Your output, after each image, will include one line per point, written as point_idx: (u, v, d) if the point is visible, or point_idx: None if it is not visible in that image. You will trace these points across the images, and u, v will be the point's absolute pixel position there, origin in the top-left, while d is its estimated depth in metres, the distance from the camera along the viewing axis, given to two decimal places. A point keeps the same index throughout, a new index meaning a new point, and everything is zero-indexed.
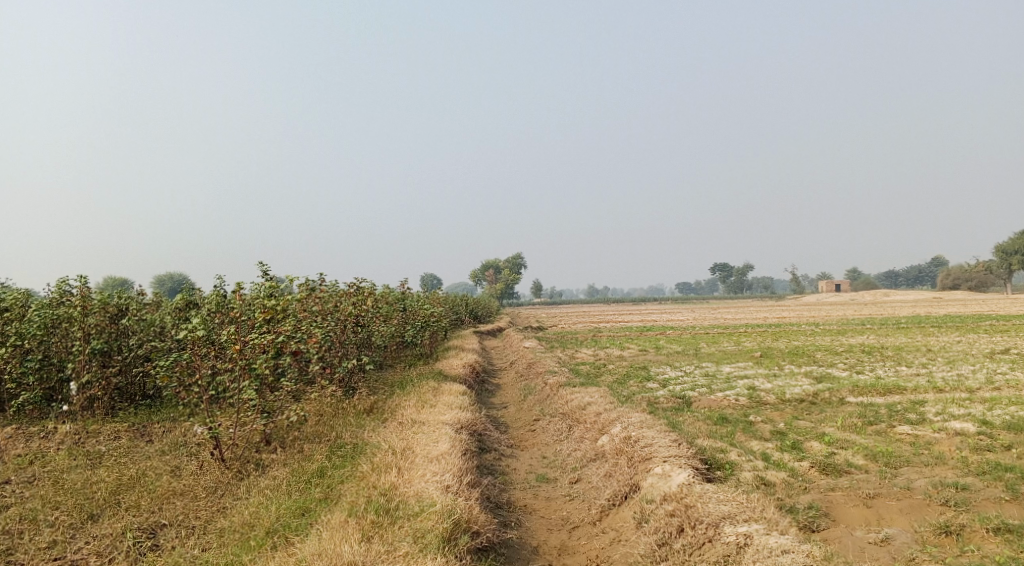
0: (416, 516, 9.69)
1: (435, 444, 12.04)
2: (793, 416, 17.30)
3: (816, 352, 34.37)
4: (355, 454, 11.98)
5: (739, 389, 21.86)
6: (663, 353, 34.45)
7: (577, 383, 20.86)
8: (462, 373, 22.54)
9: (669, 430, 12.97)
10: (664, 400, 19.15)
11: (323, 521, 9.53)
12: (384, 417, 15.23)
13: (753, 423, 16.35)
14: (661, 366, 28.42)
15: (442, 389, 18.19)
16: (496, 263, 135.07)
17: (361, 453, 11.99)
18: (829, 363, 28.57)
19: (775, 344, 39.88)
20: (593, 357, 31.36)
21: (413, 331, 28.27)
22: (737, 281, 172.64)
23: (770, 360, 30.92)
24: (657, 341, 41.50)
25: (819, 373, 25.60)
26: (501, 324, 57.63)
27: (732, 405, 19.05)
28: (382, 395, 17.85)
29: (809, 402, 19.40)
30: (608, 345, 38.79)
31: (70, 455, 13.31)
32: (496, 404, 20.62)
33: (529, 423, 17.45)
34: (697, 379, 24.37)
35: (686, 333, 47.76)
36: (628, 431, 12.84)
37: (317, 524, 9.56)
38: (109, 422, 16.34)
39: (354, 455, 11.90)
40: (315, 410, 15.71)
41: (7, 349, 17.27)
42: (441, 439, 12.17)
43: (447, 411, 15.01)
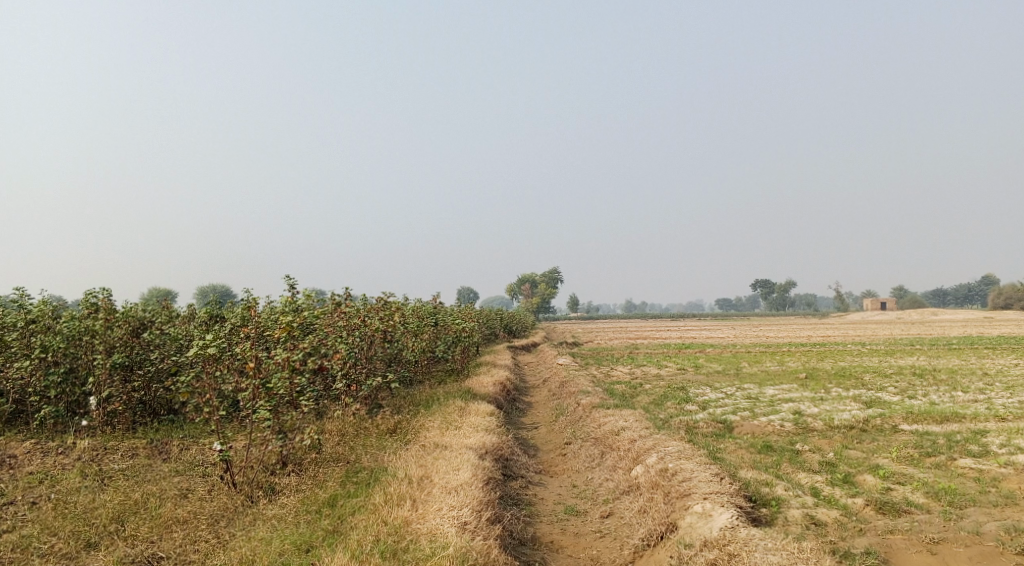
0: (427, 560, 8.98)
1: (457, 472, 11.30)
2: (843, 444, 16.17)
3: (864, 374, 32.84)
4: (371, 482, 11.30)
5: (783, 414, 20.72)
6: (703, 372, 33.31)
7: (612, 404, 19.95)
8: (493, 392, 21.81)
9: (709, 462, 12.04)
10: (703, 426, 18.17)
11: (326, 563, 8.88)
12: (407, 439, 14.55)
13: (800, 452, 15.30)
14: (700, 387, 27.31)
15: (470, 409, 17.44)
16: (533, 277, 134.53)
17: (377, 480, 11.31)
18: (879, 387, 27.12)
19: (820, 365, 38.36)
20: (629, 376, 30.42)
21: (445, 347, 27.59)
22: (779, 299, 169.45)
23: (815, 382, 29.57)
24: (696, 360, 40.35)
25: (868, 397, 24.27)
26: (536, 339, 56.76)
27: (777, 432, 17.97)
28: (407, 415, 17.15)
29: (859, 429, 18.23)
30: (646, 363, 37.70)
31: (83, 473, 12.88)
32: (527, 425, 19.84)
33: (560, 447, 16.62)
34: (739, 402, 23.28)
35: (727, 352, 46.38)
36: (664, 462, 11.95)
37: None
38: (128, 438, 15.92)
39: (370, 483, 11.23)
40: (336, 430, 15.07)
41: (30, 362, 17.02)
42: (463, 466, 11.43)
43: (473, 434, 14.27)
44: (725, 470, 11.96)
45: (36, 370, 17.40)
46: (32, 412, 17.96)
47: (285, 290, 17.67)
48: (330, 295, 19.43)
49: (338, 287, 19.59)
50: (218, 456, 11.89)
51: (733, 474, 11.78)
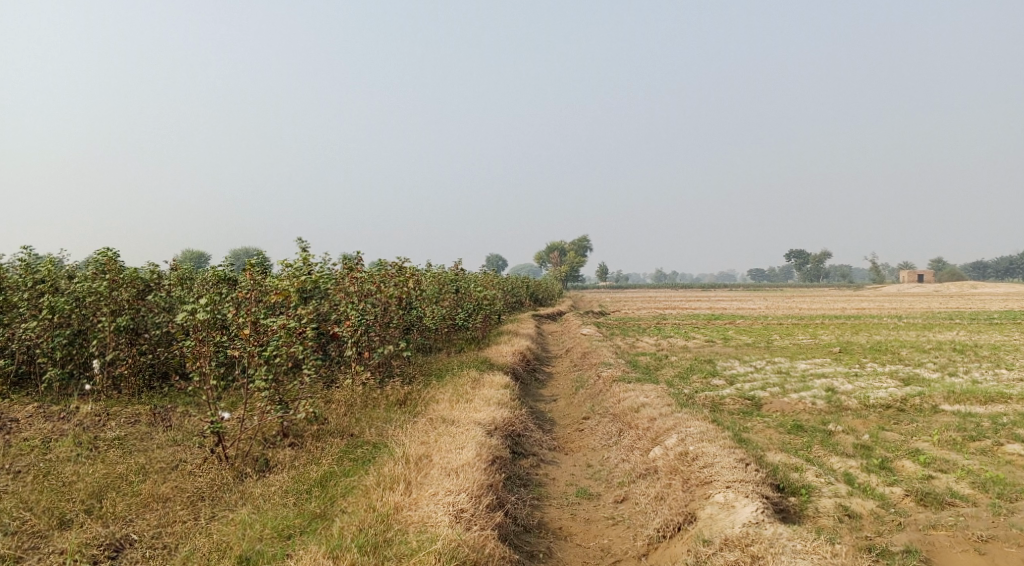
0: (411, 557, 8.45)
1: (461, 452, 10.62)
2: (879, 426, 15.16)
3: (901, 349, 31.44)
4: (368, 461, 10.68)
5: (815, 391, 19.68)
6: (732, 344, 32.28)
7: (634, 377, 19.06)
8: (511, 362, 21.10)
9: (735, 445, 11.19)
10: (730, 402, 17.31)
11: (300, 557, 8.43)
12: (414, 412, 13.89)
13: (833, 433, 14.36)
14: (729, 360, 26.25)
15: (484, 381, 16.69)
16: (562, 245, 133.36)
17: (375, 459, 10.65)
18: (917, 363, 25.89)
19: (854, 339, 36.97)
20: (655, 347, 29.56)
21: (465, 315, 26.80)
22: (813, 269, 166.38)
23: (850, 357, 28.32)
24: (726, 331, 39.29)
25: (905, 374, 23.11)
26: (563, 308, 55.82)
27: (808, 411, 16.97)
28: (419, 385, 16.48)
29: (896, 409, 17.20)
30: (672, 334, 36.63)
31: (78, 440, 12.42)
32: (545, 397, 19.15)
33: (578, 421, 15.91)
34: (768, 377, 22.31)
35: (758, 323, 45.02)
36: (685, 445, 11.12)
37: (295, 559, 8.46)
38: (133, 403, 15.46)
39: (367, 461, 10.71)
40: (343, 401, 14.45)
41: (36, 322, 16.57)
42: (467, 444, 10.74)
43: (483, 408, 13.54)
44: (752, 455, 11.12)
45: (43, 332, 16.98)
46: (41, 374, 17.61)
47: (296, 254, 17.00)
48: (344, 258, 18.64)
49: (353, 249, 18.83)
50: (212, 427, 11.29)
51: (760, 458, 10.95)
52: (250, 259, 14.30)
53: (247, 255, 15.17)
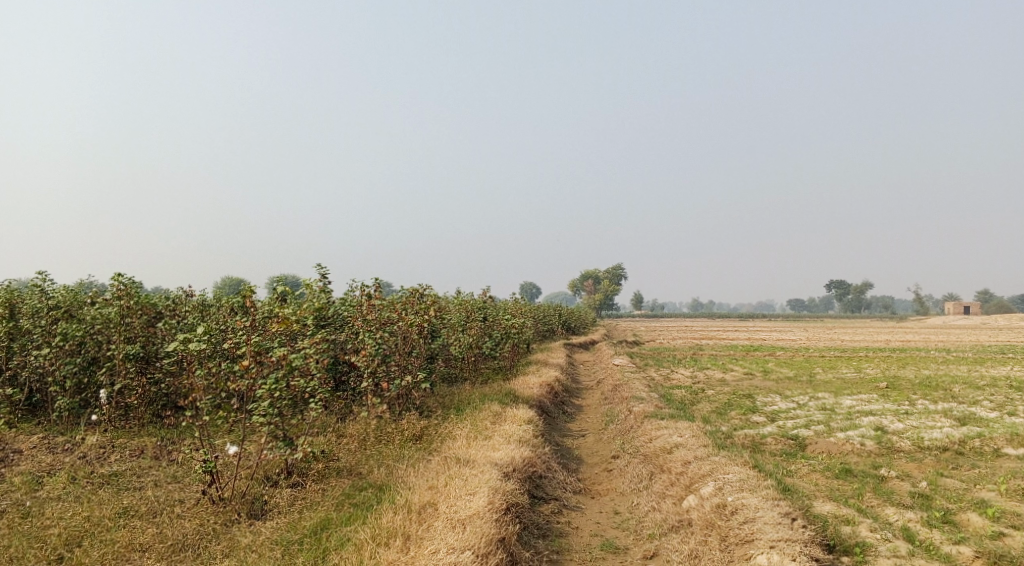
0: None
1: (472, 500, 9.74)
2: (937, 471, 13.84)
3: (953, 385, 29.66)
4: (368, 507, 10.16)
5: (863, 430, 18.32)
6: (772, 378, 30.84)
7: (667, 413, 17.90)
8: (538, 395, 20.14)
9: (778, 494, 10.14)
10: (771, 443, 16.15)
11: None
12: (429, 449, 13.02)
13: (886, 479, 13.14)
14: (769, 395, 24.86)
15: (506, 415, 15.74)
16: (596, 274, 132.15)
17: (375, 505, 10.12)
18: (973, 401, 24.30)
19: (901, 373, 35.16)
20: (691, 380, 28.32)
21: (493, 344, 25.83)
22: (855, 300, 162.58)
23: (898, 392, 26.69)
24: (766, 363, 37.76)
25: (961, 412, 21.58)
26: (595, 336, 54.48)
27: (857, 452, 15.67)
28: (437, 419, 15.59)
29: (954, 452, 15.85)
30: (709, 366, 35.19)
31: (73, 475, 11.77)
32: (573, 433, 18.16)
33: (606, 461, 14.89)
34: (812, 414, 21.00)
35: (798, 356, 43.28)
36: (723, 494, 10.11)
37: None
38: (139, 436, 14.75)
39: (366, 506, 10.18)
40: (354, 437, 13.60)
41: (46, 350, 16.05)
42: (479, 491, 9.95)
43: (503, 446, 12.61)
44: (799, 507, 10.02)
45: (55, 360, 16.47)
46: (52, 403, 17.07)
47: (310, 281, 16.30)
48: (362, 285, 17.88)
49: (371, 275, 18.07)
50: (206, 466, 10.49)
51: (807, 509, 9.88)
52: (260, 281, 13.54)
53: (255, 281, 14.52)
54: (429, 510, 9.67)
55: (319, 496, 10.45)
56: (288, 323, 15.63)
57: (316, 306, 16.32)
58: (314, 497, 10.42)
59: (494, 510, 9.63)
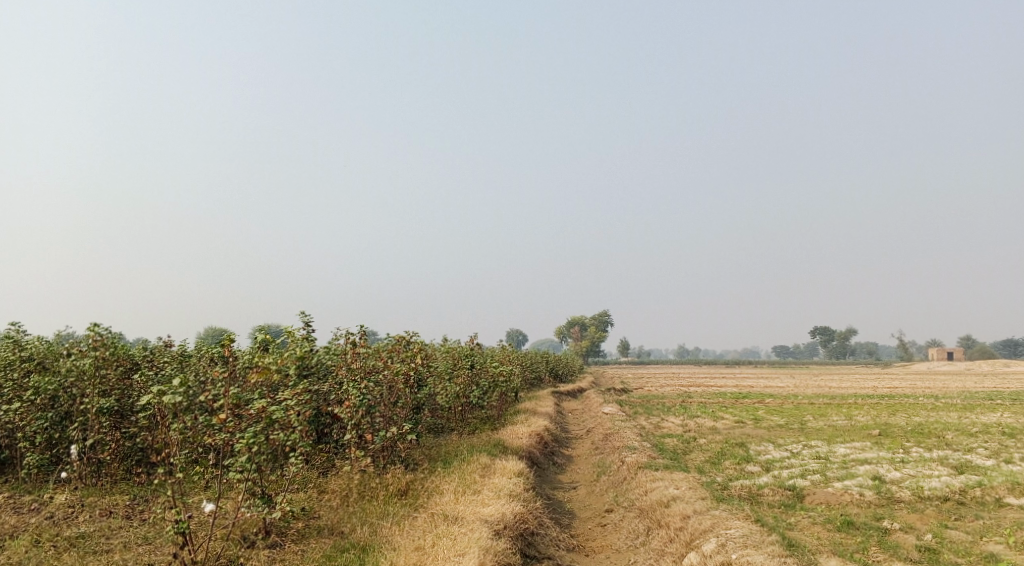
0: None
1: (462, 562, 9.25)
2: (940, 522, 13.42)
3: (946, 432, 29.30)
4: None
5: (860, 479, 17.88)
6: (764, 426, 30.41)
7: (661, 464, 17.43)
8: (527, 445, 19.63)
9: (782, 552, 9.71)
10: (768, 494, 15.70)
11: None
12: (416, 505, 12.49)
13: (889, 531, 12.72)
14: (762, 444, 24.40)
15: (495, 468, 15.23)
16: (583, 321, 131.93)
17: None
18: (968, 448, 23.97)
19: (892, 420, 34.80)
20: (682, 428, 27.86)
21: (481, 393, 25.31)
22: (840, 346, 163.08)
23: (892, 440, 26.32)
24: (756, 411, 37.36)
25: (957, 460, 21.21)
26: (583, 384, 53.88)
27: (856, 503, 15.23)
28: (423, 473, 15.05)
29: (955, 502, 15.46)
30: (699, 414, 34.75)
31: (38, 537, 11.13)
32: (564, 486, 17.63)
33: (600, 515, 14.37)
34: (808, 463, 20.57)
35: (788, 403, 42.90)
36: (724, 555, 9.68)
37: None
38: (111, 494, 14.09)
39: None
40: (337, 495, 13.03)
41: (16, 404, 15.44)
42: (468, 552, 9.45)
43: (493, 501, 12.11)
44: (805, 565, 9.60)
45: (25, 414, 15.85)
46: (21, 459, 16.37)
47: (290, 329, 15.84)
48: (346, 333, 17.45)
49: (356, 322, 17.66)
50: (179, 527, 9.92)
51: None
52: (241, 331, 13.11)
53: (236, 330, 14.08)
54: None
55: (299, 559, 9.90)
56: (270, 373, 15.14)
57: (297, 355, 15.84)
58: (293, 560, 9.88)
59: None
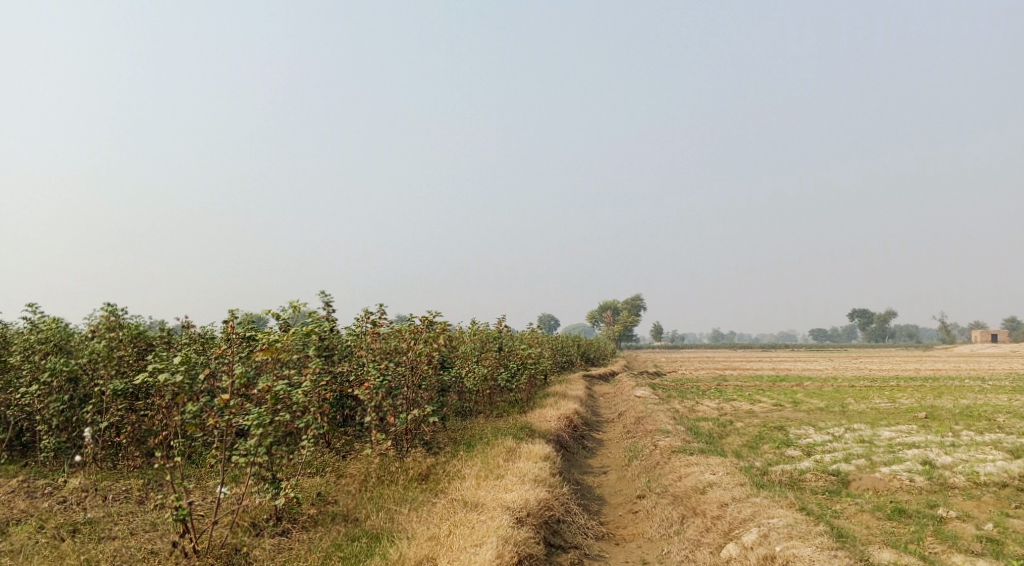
0: None
1: (480, 554, 8.63)
2: (1001, 510, 12.41)
3: (997, 415, 27.92)
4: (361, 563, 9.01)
5: (909, 464, 16.86)
6: (803, 409, 29.31)
7: (695, 447, 16.62)
8: (556, 428, 18.93)
9: (831, 545, 8.90)
10: (811, 479, 14.83)
11: None
12: (436, 491, 11.88)
13: (945, 519, 11.80)
14: (802, 427, 23.38)
15: (521, 452, 14.53)
16: (615, 305, 130.73)
17: (370, 560, 8.99)
18: (1022, 431, 22.71)
19: (938, 402, 33.45)
20: (717, 411, 26.94)
21: (509, 376, 24.60)
22: (879, 329, 159.67)
23: (940, 423, 25.09)
24: (794, 394, 36.21)
25: (1012, 444, 20.04)
26: (615, 368, 52.99)
27: (907, 489, 14.24)
28: (445, 456, 14.44)
29: (1014, 488, 14.42)
30: (735, 397, 33.74)
31: (44, 523, 10.67)
32: (594, 470, 16.94)
33: (631, 501, 13.67)
34: (851, 447, 19.58)
35: (827, 385, 41.59)
36: (770, 552, 8.95)
37: None
38: (126, 478, 13.67)
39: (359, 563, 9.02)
40: (355, 480, 12.48)
41: (31, 387, 15.06)
42: (486, 544, 8.83)
43: (516, 487, 11.43)
44: (858, 560, 8.76)
45: (42, 397, 15.50)
46: (39, 443, 16.06)
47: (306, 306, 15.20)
48: (364, 312, 16.81)
49: (375, 301, 17.02)
50: (181, 516, 9.41)
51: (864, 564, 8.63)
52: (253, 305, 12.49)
53: (247, 308, 13.43)
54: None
55: (308, 548, 9.39)
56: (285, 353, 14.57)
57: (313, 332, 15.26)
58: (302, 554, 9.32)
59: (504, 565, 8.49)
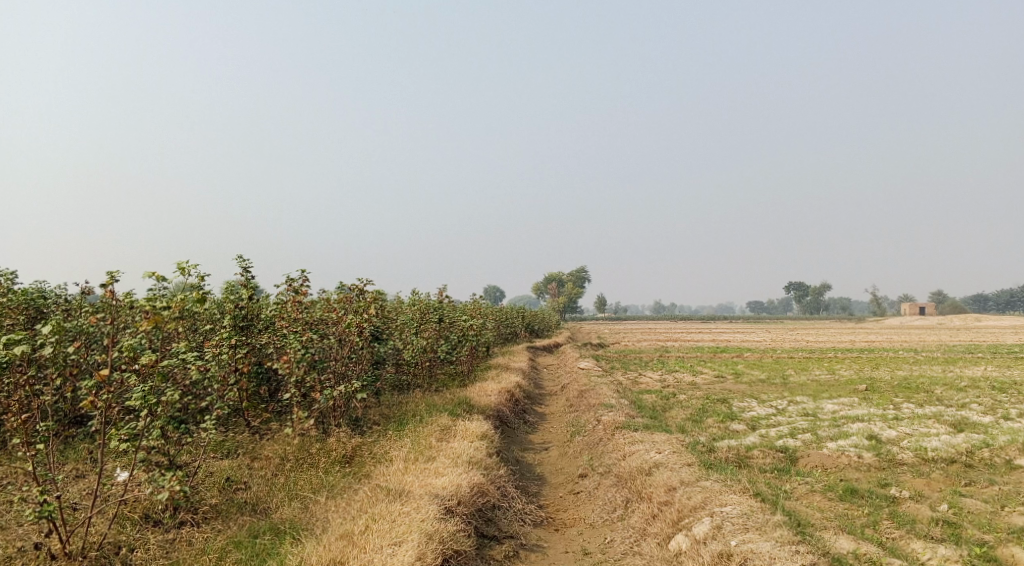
0: None
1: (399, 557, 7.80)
2: (953, 489, 11.99)
3: (934, 387, 28.16)
4: None
5: (856, 439, 16.46)
6: (745, 381, 29.12)
7: (640, 423, 15.94)
8: (496, 402, 18.05)
9: (789, 540, 8.24)
10: (758, 457, 14.28)
11: None
12: (360, 475, 10.83)
13: (897, 498, 11.31)
14: (745, 400, 23.01)
15: (456, 430, 13.52)
16: (561, 277, 130.77)
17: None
18: (960, 404, 22.79)
19: (876, 374, 33.75)
20: (661, 383, 26.49)
21: (449, 347, 23.59)
22: (816, 301, 163.83)
23: (881, 395, 25.07)
24: (736, 365, 36.15)
25: (952, 417, 19.96)
26: (559, 339, 52.44)
27: (855, 467, 13.76)
28: (373, 435, 13.39)
29: (961, 464, 14.09)
30: (678, 369, 33.50)
31: None
32: (535, 446, 16.12)
33: (573, 481, 12.88)
34: (796, 421, 19.22)
35: (767, 357, 41.82)
36: (725, 547, 8.28)
37: None
38: (14, 460, 12.29)
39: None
40: (272, 465, 11.40)
41: None
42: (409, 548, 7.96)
43: (448, 471, 10.42)
44: (821, 555, 8.09)
45: None
46: None
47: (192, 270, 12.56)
48: (287, 279, 15.48)
49: (301, 268, 15.69)
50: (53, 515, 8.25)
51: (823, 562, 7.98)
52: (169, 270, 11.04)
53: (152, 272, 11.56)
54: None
55: (200, 549, 8.40)
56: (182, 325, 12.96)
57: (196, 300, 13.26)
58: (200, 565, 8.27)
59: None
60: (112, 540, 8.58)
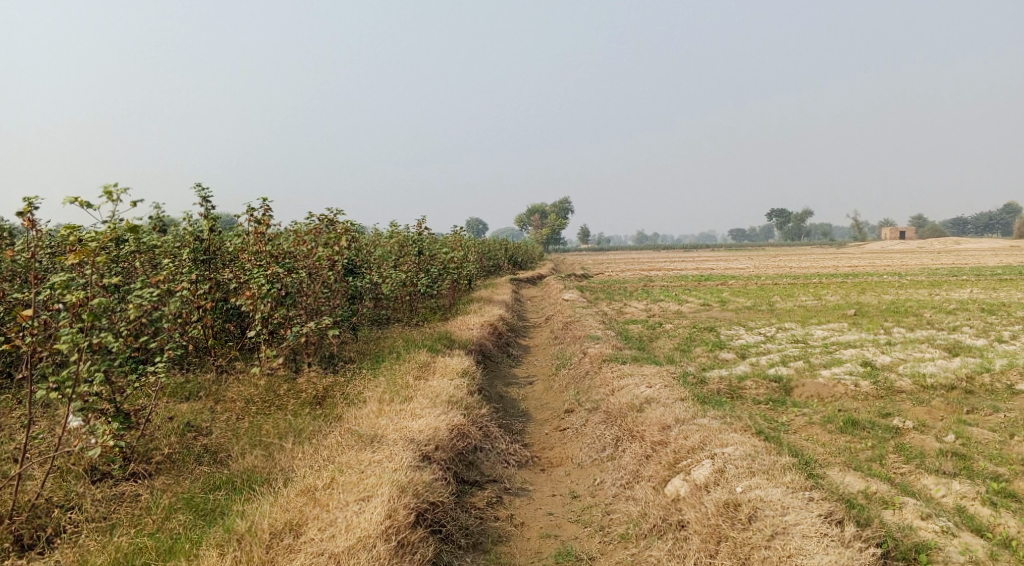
0: None
1: (369, 520, 7.19)
2: (956, 417, 11.46)
3: (923, 311, 27.77)
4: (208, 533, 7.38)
5: (850, 366, 15.92)
6: (732, 308, 28.58)
7: (628, 355, 15.26)
8: (477, 336, 17.29)
9: (799, 485, 7.74)
10: (751, 388, 13.69)
11: None
12: (330, 418, 10.04)
13: (900, 429, 10.75)
14: (733, 327, 22.44)
15: (435, 367, 12.75)
16: (543, 207, 129.42)
17: (226, 527, 7.34)
18: (951, 327, 22.37)
19: (863, 299, 33.38)
20: (647, 313, 25.87)
21: (429, 280, 22.66)
22: (798, 228, 164.02)
23: (870, 321, 24.62)
24: (722, 293, 35.61)
25: (946, 341, 19.51)
26: (543, 271, 51.58)
27: (853, 395, 13.21)
28: (347, 374, 12.58)
29: (961, 391, 13.58)
30: (664, 298, 32.91)
31: None
32: (518, 381, 15.44)
33: (559, 417, 12.22)
34: (787, 349, 18.66)
35: (753, 284, 41.31)
36: (730, 494, 7.76)
37: None
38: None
39: (207, 533, 7.39)
40: (235, 408, 10.55)
41: None
42: (379, 507, 7.35)
43: (425, 412, 9.67)
44: (835, 503, 7.52)
45: None
46: None
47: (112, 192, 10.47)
48: (251, 209, 14.30)
49: (265, 199, 14.64)
50: None
51: (835, 508, 7.48)
52: (111, 199, 9.95)
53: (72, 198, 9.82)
54: (289, 537, 7.12)
55: (145, 512, 7.66)
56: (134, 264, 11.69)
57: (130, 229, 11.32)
58: (144, 527, 7.51)
59: (393, 529, 7.21)
60: (49, 497, 7.78)
